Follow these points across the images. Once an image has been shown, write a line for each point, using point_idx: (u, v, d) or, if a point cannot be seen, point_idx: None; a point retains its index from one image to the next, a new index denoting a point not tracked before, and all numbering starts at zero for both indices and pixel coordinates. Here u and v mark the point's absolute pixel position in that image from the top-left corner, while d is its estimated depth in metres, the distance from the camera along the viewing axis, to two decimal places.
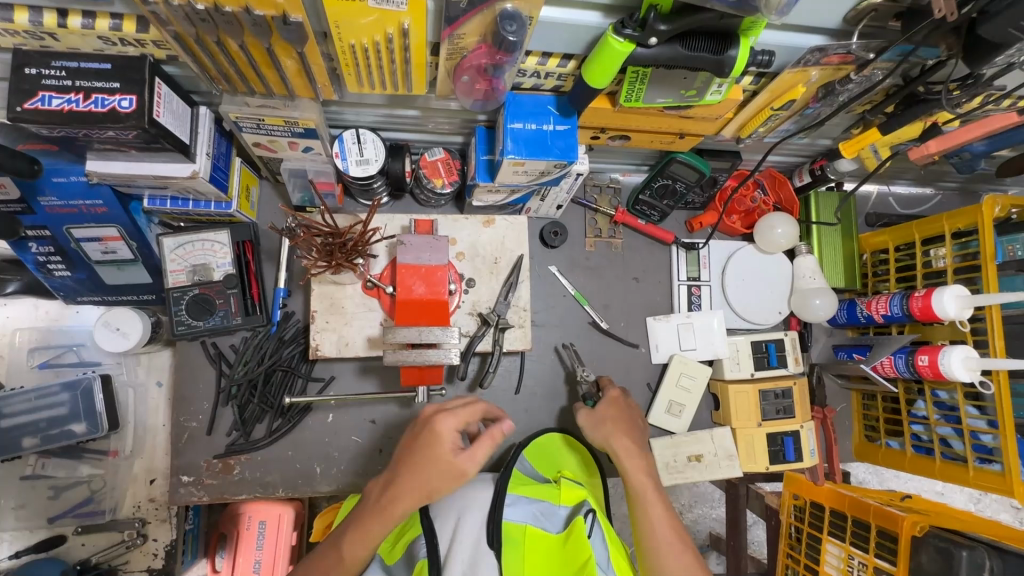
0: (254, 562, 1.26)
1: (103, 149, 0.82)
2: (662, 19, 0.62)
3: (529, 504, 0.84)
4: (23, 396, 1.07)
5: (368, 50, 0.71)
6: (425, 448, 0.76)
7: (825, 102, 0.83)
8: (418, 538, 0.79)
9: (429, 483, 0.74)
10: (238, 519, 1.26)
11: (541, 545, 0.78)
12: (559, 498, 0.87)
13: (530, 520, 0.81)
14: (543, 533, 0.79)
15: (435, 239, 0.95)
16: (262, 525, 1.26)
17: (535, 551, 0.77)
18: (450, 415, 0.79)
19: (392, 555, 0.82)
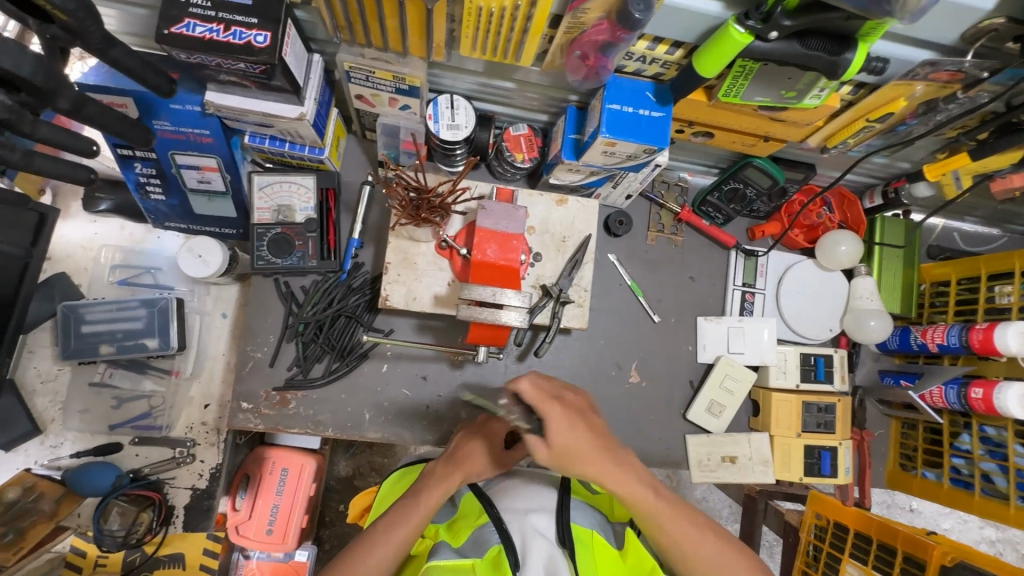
0: (272, 507, 1.26)
1: (225, 80, 0.87)
2: (789, 15, 0.64)
3: (591, 511, 0.85)
4: (104, 306, 1.13)
5: (493, 15, 0.75)
6: (481, 437, 0.93)
7: (923, 119, 0.84)
8: (488, 525, 0.79)
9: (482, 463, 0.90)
10: (262, 463, 1.26)
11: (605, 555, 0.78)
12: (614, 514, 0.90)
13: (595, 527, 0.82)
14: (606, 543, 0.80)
15: (514, 208, 0.98)
16: (284, 472, 1.27)
17: (603, 558, 0.77)
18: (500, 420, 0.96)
19: (459, 538, 0.81)
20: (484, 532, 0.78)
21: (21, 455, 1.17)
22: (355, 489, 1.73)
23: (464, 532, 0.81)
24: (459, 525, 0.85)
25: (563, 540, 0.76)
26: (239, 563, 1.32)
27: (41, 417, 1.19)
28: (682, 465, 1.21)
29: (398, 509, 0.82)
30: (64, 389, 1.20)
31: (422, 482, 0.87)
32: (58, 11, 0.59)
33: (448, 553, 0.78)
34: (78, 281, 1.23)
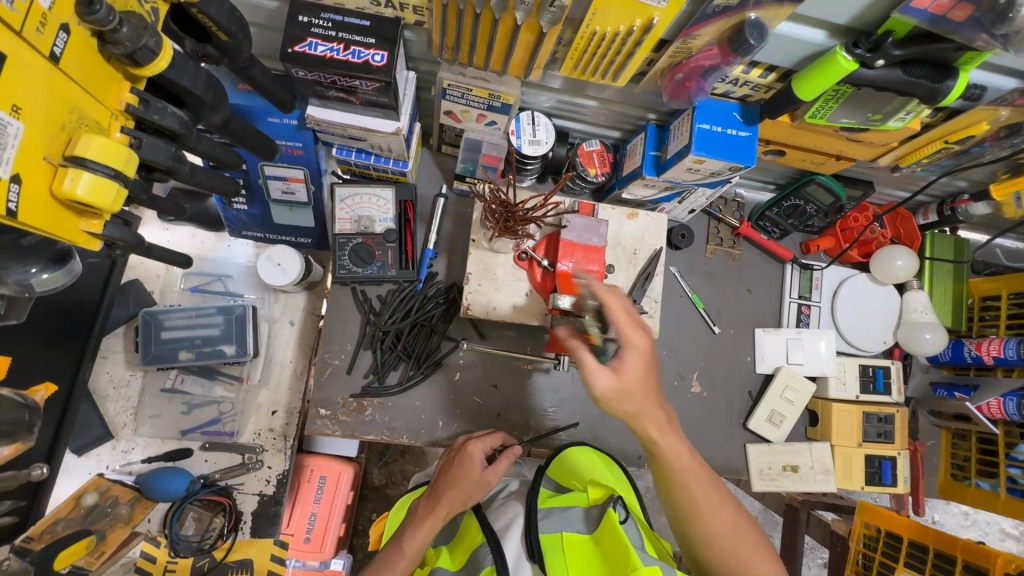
0: (309, 515, 1.29)
1: (331, 96, 0.90)
2: (898, 44, 0.69)
3: (566, 513, 0.94)
4: (183, 312, 1.15)
5: (605, 39, 0.79)
6: (455, 472, 0.97)
7: (1001, 142, 0.89)
8: (479, 547, 0.91)
9: (457, 497, 0.95)
10: (299, 471, 1.31)
11: (581, 549, 0.89)
12: (590, 501, 0.95)
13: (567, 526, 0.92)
14: (581, 538, 0.90)
15: (597, 222, 1.02)
16: (322, 480, 1.31)
17: (577, 555, 0.88)
18: (478, 441, 1.02)
19: (454, 562, 0.96)
20: (477, 554, 0.91)
21: (93, 460, 1.18)
22: (387, 499, 1.71)
23: (459, 557, 0.95)
24: (456, 547, 0.99)
25: (534, 554, 0.88)
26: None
27: (113, 422, 1.20)
28: (743, 474, 1.24)
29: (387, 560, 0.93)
30: (136, 394, 1.22)
31: (405, 529, 0.96)
32: (221, 31, 0.62)
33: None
34: (151, 288, 1.25)
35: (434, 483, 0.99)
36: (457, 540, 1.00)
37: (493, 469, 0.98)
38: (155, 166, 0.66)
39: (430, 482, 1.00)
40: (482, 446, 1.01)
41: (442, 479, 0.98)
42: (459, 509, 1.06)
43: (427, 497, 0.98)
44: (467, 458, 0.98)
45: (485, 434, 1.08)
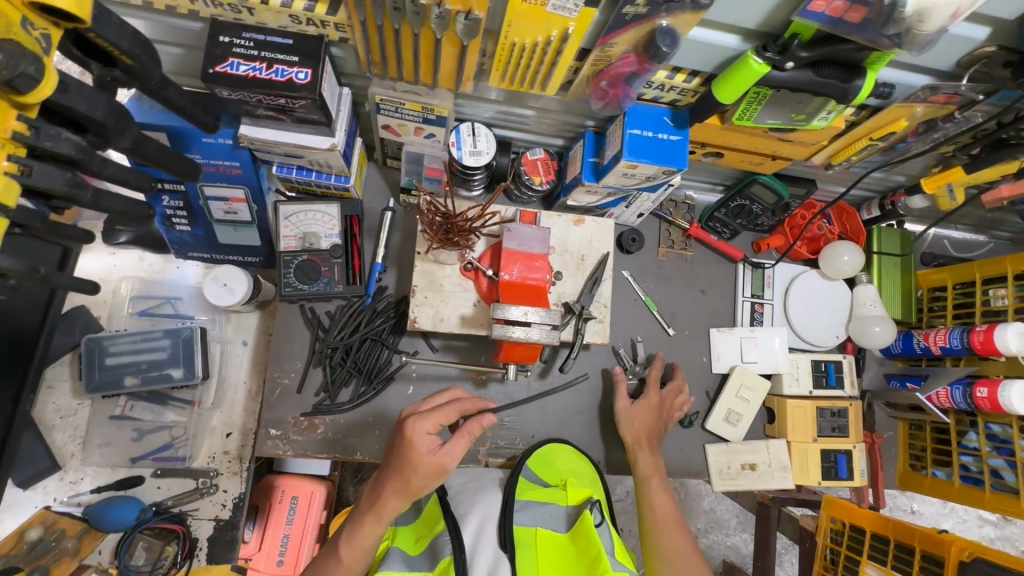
0: (282, 537, 1.25)
1: (261, 115, 0.90)
2: (804, 47, 0.70)
3: (541, 508, 0.96)
4: (128, 337, 1.14)
5: (526, 49, 0.79)
6: (398, 464, 0.84)
7: (922, 138, 0.91)
8: (442, 535, 0.89)
9: (403, 490, 0.83)
10: (271, 492, 1.26)
11: (551, 543, 0.90)
12: (567, 499, 1.00)
13: (541, 523, 0.93)
14: (553, 534, 0.92)
15: (539, 229, 1.02)
16: (294, 501, 1.27)
17: (548, 548, 0.89)
18: (421, 419, 0.85)
19: (416, 547, 0.93)
20: (439, 542, 0.88)
21: (40, 493, 1.15)
22: None
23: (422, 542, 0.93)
24: (422, 532, 0.96)
25: (506, 543, 0.87)
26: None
27: (60, 452, 1.18)
28: (703, 475, 1.24)
29: (338, 555, 0.88)
30: (84, 423, 1.19)
31: (354, 521, 0.88)
32: (124, 55, 0.62)
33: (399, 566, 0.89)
34: (98, 313, 1.23)
35: (382, 467, 0.88)
36: (422, 521, 0.98)
37: (445, 449, 0.83)
38: (53, 193, 0.62)
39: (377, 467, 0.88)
40: (426, 424, 0.84)
41: (387, 469, 0.86)
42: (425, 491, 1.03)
43: (372, 486, 0.88)
44: (409, 446, 0.83)
45: (438, 396, 0.92)
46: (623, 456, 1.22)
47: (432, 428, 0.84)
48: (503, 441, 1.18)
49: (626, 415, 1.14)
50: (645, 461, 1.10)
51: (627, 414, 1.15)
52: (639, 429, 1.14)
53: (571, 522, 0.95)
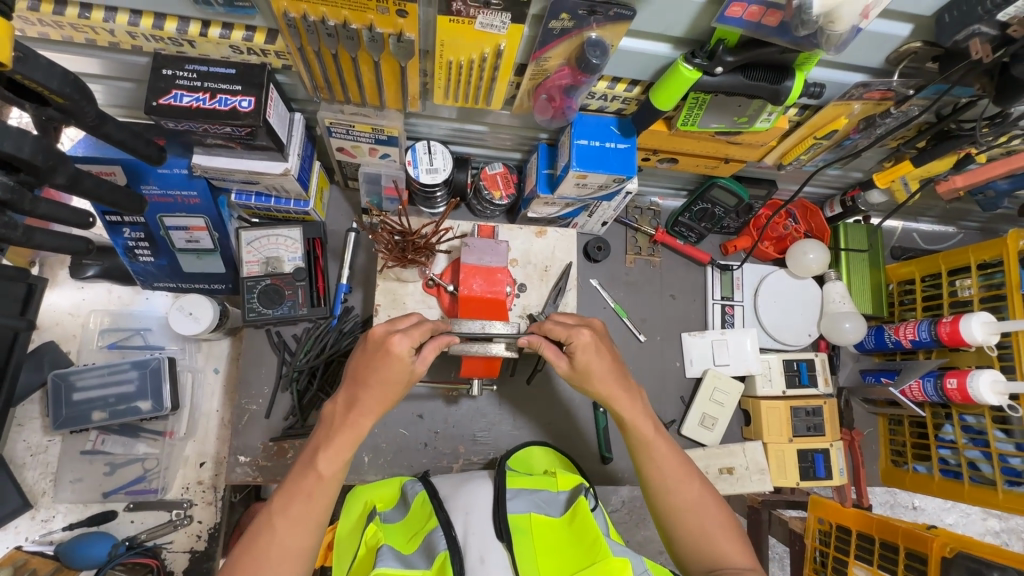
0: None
1: (212, 144, 0.91)
2: (730, 51, 0.72)
3: (532, 496, 0.97)
4: (96, 371, 1.14)
5: (463, 67, 0.81)
6: (371, 373, 0.81)
7: (865, 133, 0.92)
8: (435, 530, 0.86)
9: (383, 398, 0.82)
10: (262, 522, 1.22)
11: (545, 528, 0.90)
12: (558, 486, 1.00)
13: (534, 509, 0.94)
14: (547, 519, 0.92)
15: (495, 243, 1.02)
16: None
17: (543, 536, 0.88)
18: (404, 334, 0.81)
19: (409, 547, 0.89)
20: (434, 538, 0.86)
21: (12, 532, 1.15)
22: None
23: (416, 539, 0.89)
24: (415, 528, 0.92)
25: (502, 531, 0.86)
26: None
27: (32, 490, 1.17)
28: None
29: (307, 465, 0.81)
30: (55, 460, 1.19)
31: (326, 437, 0.82)
32: (55, 95, 0.63)
33: (394, 560, 0.83)
34: (67, 348, 1.23)
35: (351, 381, 0.83)
36: (410, 521, 0.95)
37: (421, 359, 0.84)
38: None
39: (348, 379, 0.83)
40: (408, 340, 0.80)
41: (374, 382, 0.81)
42: (412, 487, 1.00)
43: (347, 401, 0.83)
44: (387, 360, 0.80)
45: (406, 314, 0.87)
46: (599, 466, 1.21)
47: (414, 342, 0.80)
48: (477, 457, 1.18)
49: (579, 374, 0.91)
50: (624, 399, 0.92)
51: (578, 371, 0.91)
52: (612, 380, 0.91)
53: (566, 506, 0.95)
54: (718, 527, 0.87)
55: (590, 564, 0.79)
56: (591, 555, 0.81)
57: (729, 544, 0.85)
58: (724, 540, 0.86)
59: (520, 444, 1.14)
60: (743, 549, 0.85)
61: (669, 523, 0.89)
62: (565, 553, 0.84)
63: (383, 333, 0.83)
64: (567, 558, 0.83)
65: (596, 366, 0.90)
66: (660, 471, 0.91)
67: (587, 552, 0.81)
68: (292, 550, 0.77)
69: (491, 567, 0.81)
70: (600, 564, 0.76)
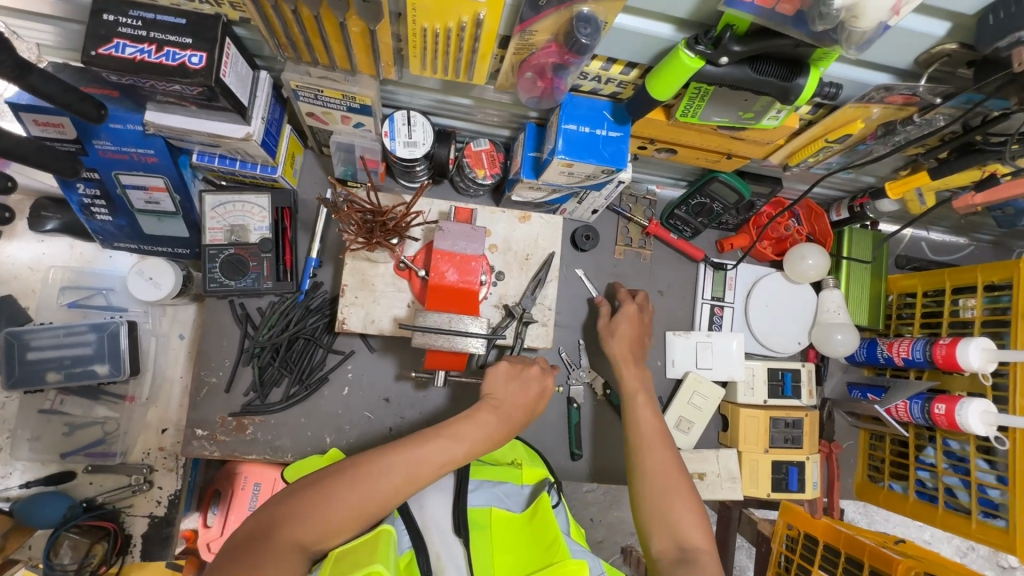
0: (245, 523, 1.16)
1: (164, 100, 0.83)
2: (738, 39, 0.63)
3: (494, 489, 0.93)
4: (51, 331, 1.09)
5: (438, 35, 0.72)
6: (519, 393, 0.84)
7: (881, 140, 0.84)
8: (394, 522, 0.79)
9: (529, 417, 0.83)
10: (234, 479, 1.17)
11: (507, 524, 0.86)
12: (522, 479, 0.96)
13: (494, 503, 0.90)
14: (508, 514, 0.88)
15: (472, 228, 0.96)
16: (258, 487, 1.17)
17: (502, 532, 0.86)
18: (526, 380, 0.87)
19: None
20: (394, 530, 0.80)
21: None
22: None
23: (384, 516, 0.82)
24: None
25: (460, 526, 0.81)
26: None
27: None
28: None
29: (422, 441, 0.74)
30: (12, 417, 1.16)
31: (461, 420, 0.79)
32: None
33: None
34: (25, 303, 1.18)
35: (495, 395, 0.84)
36: None
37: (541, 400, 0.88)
38: None
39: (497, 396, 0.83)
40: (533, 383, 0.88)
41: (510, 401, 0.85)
42: None
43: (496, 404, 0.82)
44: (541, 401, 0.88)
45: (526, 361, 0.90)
46: (567, 462, 1.18)
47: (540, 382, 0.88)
48: None
49: (609, 332, 1.11)
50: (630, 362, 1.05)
51: (610, 330, 1.11)
52: (623, 344, 1.09)
53: (528, 501, 0.92)
54: (681, 496, 0.83)
55: (546, 567, 0.75)
56: (549, 556, 0.76)
57: (688, 517, 0.80)
58: (682, 506, 0.81)
59: None
60: (701, 525, 0.80)
61: (636, 482, 0.86)
62: (522, 553, 0.81)
63: (523, 363, 0.89)
64: (526, 558, 0.80)
65: (627, 332, 1.10)
66: (640, 434, 0.92)
67: (542, 554, 0.77)
68: (368, 506, 0.67)
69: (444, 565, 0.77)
70: (557, 565, 0.72)
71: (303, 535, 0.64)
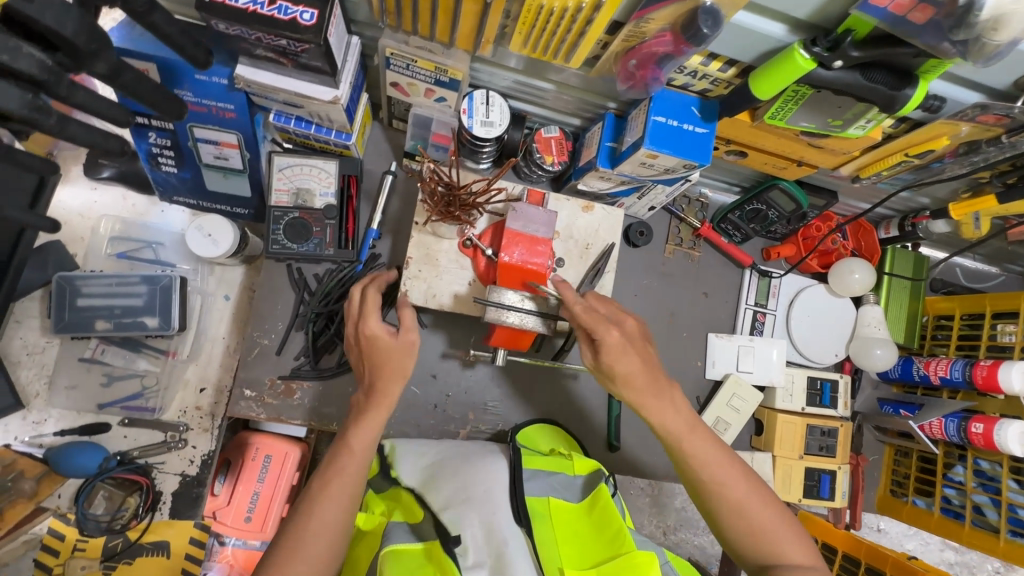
0: (252, 494, 1.23)
1: (260, 55, 0.83)
2: (857, 45, 0.64)
3: (550, 478, 0.93)
4: (103, 279, 1.08)
5: (554, 14, 0.73)
6: (376, 360, 0.84)
7: (960, 159, 0.86)
8: (454, 512, 0.84)
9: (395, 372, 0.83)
10: (246, 449, 1.24)
11: (565, 512, 0.88)
12: (575, 470, 0.96)
13: (551, 492, 0.91)
14: (566, 504, 0.89)
15: (546, 212, 0.97)
16: (268, 460, 1.24)
17: (561, 520, 0.87)
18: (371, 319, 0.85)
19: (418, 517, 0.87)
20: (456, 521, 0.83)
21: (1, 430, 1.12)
22: None
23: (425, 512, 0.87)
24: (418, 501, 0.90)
25: (522, 515, 0.83)
26: (213, 549, 1.26)
27: (25, 391, 1.13)
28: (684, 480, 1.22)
29: (335, 469, 0.78)
30: (52, 362, 1.15)
31: (353, 417, 0.83)
32: None
33: (405, 534, 0.84)
34: (74, 250, 1.17)
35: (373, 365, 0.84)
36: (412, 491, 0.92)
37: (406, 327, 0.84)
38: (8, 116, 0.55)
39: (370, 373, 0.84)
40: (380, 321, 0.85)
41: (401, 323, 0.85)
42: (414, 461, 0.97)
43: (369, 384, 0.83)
44: (377, 343, 0.84)
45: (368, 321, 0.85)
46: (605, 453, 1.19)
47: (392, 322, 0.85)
48: (485, 427, 1.15)
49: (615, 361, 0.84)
50: (643, 384, 0.84)
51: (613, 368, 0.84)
52: (634, 370, 0.83)
53: (584, 492, 0.92)
54: (767, 514, 0.82)
55: (614, 558, 0.77)
56: (615, 548, 0.79)
57: (782, 533, 0.81)
58: (774, 526, 0.81)
59: (524, 423, 1.11)
60: (801, 542, 0.81)
61: (724, 522, 0.83)
62: (584, 541, 0.83)
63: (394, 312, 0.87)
64: (588, 548, 0.81)
65: (638, 377, 0.83)
66: (695, 463, 0.83)
67: (609, 544, 0.79)
68: (329, 532, 0.74)
69: (514, 548, 0.79)
70: (625, 558, 0.74)
71: None
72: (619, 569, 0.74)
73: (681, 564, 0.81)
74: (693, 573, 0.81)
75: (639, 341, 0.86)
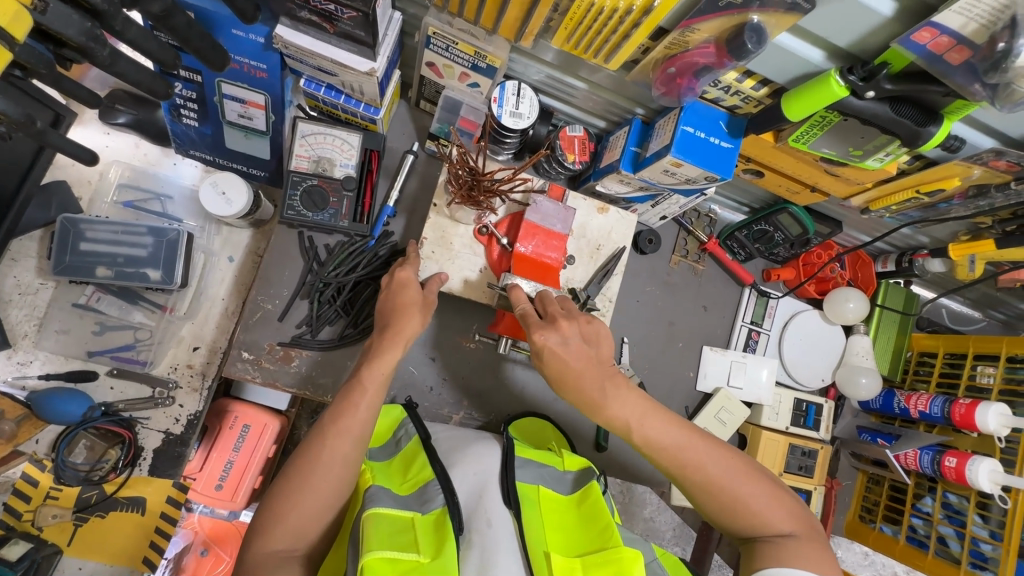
0: (226, 462, 1.20)
1: (303, 18, 0.83)
2: (891, 78, 0.67)
3: (541, 469, 0.94)
4: (109, 225, 1.06)
5: (603, 12, 0.74)
6: (398, 306, 0.88)
7: (969, 201, 0.90)
8: (433, 484, 0.82)
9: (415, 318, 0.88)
10: (224, 416, 1.21)
11: (554, 504, 0.88)
12: (564, 465, 0.96)
13: (541, 482, 0.91)
14: (555, 496, 0.90)
15: (565, 209, 1.01)
16: (246, 430, 1.20)
17: (550, 511, 0.87)
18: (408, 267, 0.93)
19: (404, 487, 0.85)
20: (428, 490, 0.82)
21: None
22: None
23: (410, 482, 0.85)
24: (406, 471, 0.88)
25: (511, 497, 0.84)
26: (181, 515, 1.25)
27: (13, 331, 1.11)
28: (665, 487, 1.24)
29: (349, 404, 0.80)
30: (44, 305, 1.12)
31: (370, 354, 0.84)
32: None
33: (388, 501, 0.81)
34: (79, 193, 1.15)
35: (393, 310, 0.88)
36: (400, 463, 0.90)
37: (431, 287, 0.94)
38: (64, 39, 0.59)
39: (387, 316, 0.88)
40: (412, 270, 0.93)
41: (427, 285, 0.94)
42: (405, 430, 0.95)
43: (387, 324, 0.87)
44: (404, 292, 0.90)
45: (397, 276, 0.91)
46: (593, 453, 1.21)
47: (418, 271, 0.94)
48: (478, 415, 1.15)
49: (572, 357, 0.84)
50: (591, 375, 0.84)
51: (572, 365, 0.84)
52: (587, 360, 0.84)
53: (574, 487, 0.92)
54: (744, 485, 0.80)
55: (600, 551, 0.77)
56: (601, 540, 0.79)
57: (762, 503, 0.79)
58: (754, 497, 0.80)
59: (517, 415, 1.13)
60: (783, 511, 0.80)
61: (701, 500, 0.82)
62: (571, 533, 0.83)
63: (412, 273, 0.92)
64: (576, 540, 0.82)
65: (584, 368, 0.84)
66: (660, 446, 0.83)
67: (595, 537, 0.80)
68: (337, 470, 0.77)
69: (497, 531, 0.79)
70: (613, 551, 0.74)
71: (307, 505, 0.75)
72: (605, 558, 0.74)
73: (670, 563, 0.82)
74: (683, 570, 0.81)
75: (594, 323, 0.86)
